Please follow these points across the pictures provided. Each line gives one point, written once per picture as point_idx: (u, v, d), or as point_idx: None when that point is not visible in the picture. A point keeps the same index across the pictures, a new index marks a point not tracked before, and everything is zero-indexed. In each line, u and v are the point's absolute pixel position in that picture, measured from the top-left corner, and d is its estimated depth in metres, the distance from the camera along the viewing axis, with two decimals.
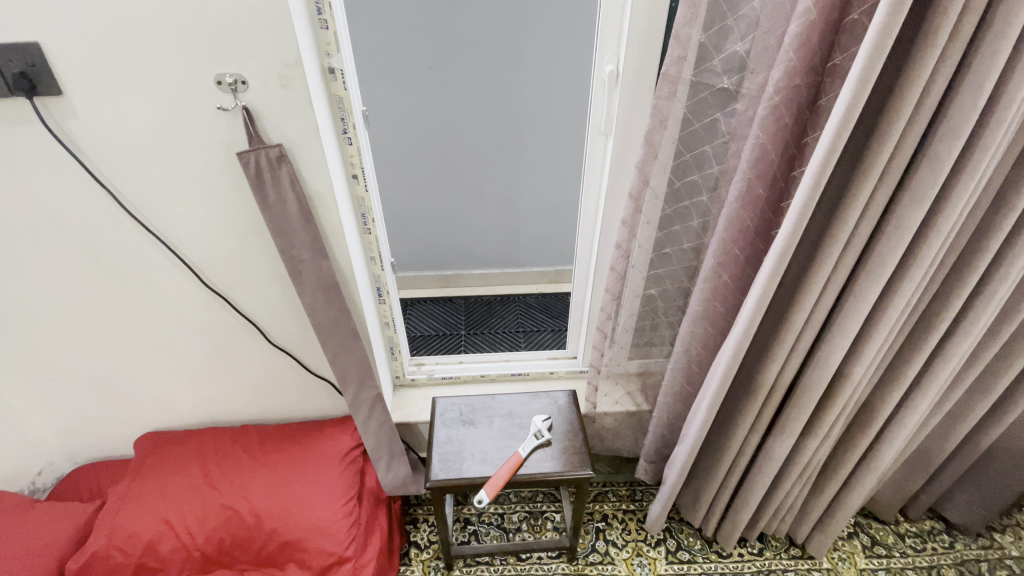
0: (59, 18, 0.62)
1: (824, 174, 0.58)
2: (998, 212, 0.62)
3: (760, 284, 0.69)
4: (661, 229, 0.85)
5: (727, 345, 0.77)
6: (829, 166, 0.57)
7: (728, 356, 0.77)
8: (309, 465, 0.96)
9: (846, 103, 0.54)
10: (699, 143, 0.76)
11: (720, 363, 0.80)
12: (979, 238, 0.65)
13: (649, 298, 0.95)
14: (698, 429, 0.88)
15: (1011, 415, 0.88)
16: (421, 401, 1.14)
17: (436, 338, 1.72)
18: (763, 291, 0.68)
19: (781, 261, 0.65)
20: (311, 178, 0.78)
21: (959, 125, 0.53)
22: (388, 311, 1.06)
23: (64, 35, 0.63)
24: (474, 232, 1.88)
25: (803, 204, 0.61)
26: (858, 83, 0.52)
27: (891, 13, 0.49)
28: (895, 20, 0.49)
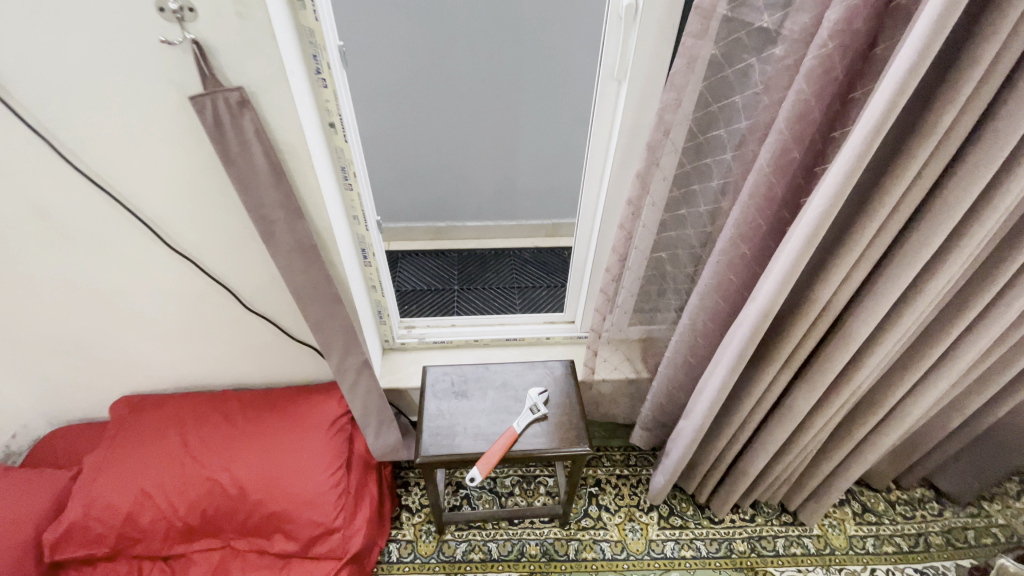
0: None
1: (875, 143, 0.50)
2: None
3: (788, 259, 0.61)
4: (676, 188, 0.77)
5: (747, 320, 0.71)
6: (881, 133, 0.49)
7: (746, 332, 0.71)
8: (294, 435, 0.91)
9: (913, 57, 0.45)
10: (727, 93, 0.66)
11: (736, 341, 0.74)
12: None
13: (656, 263, 0.88)
14: (709, 406, 0.84)
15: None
16: (412, 367, 1.10)
17: (427, 293, 1.66)
18: (792, 266, 0.61)
19: (811, 233, 0.58)
20: (279, 126, 0.68)
21: None
22: (374, 273, 0.98)
23: None
24: (469, 181, 1.77)
25: (848, 171, 0.52)
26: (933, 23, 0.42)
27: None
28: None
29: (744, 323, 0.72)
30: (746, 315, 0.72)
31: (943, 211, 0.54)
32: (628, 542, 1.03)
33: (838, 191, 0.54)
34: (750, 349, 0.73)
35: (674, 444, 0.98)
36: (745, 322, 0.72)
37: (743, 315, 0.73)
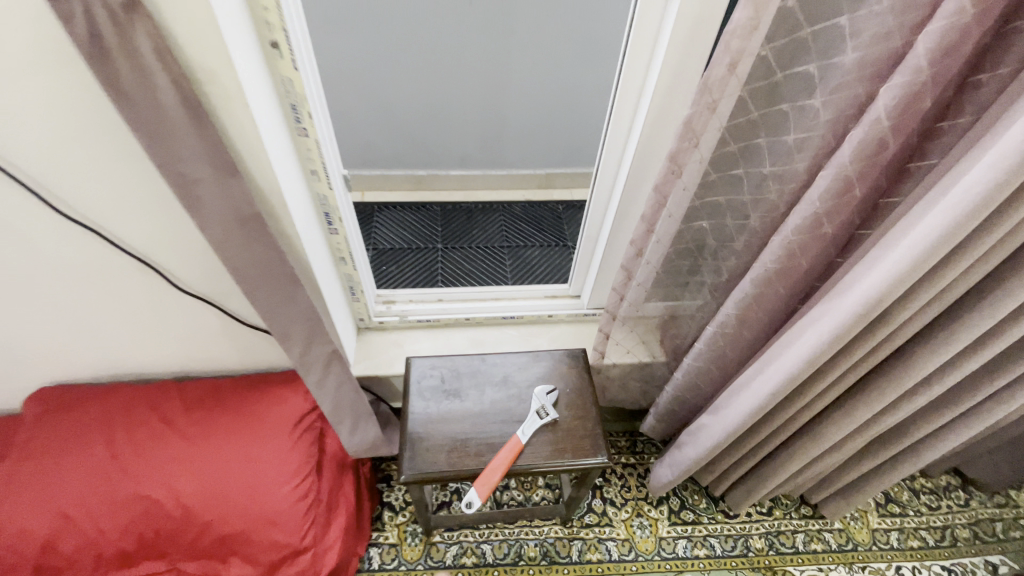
0: None
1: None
2: None
3: (915, 246, 0.42)
4: (730, 141, 0.59)
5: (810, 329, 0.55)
6: None
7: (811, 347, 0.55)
8: (250, 441, 0.76)
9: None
10: (829, 11, 0.47)
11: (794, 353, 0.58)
12: None
13: (694, 233, 0.71)
14: (745, 414, 0.68)
15: None
16: (393, 350, 0.94)
17: (408, 252, 1.47)
18: (923, 256, 0.42)
19: (953, 230, 0.40)
20: (190, 42, 0.47)
21: None
22: (342, 244, 0.78)
23: None
24: (454, 122, 1.56)
25: None
26: None
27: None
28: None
29: (820, 326, 0.53)
30: (820, 313, 0.55)
31: None
32: (636, 541, 0.93)
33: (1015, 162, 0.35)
34: (823, 358, 0.55)
35: (687, 439, 0.84)
36: (824, 319, 0.53)
37: (818, 312, 0.55)
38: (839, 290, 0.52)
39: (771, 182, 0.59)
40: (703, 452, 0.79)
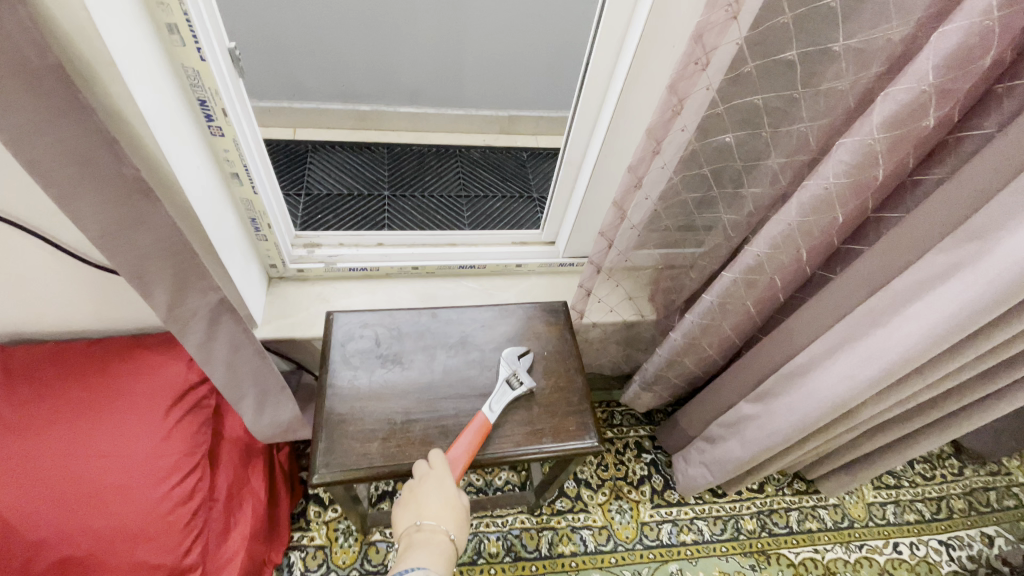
0: None
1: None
2: None
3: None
4: (789, 7, 0.42)
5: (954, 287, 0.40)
6: None
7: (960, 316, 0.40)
8: (112, 430, 0.55)
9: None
10: None
11: (917, 322, 0.43)
12: None
13: (716, 151, 0.54)
14: (830, 404, 0.53)
15: None
16: (317, 306, 0.73)
17: (348, 199, 1.23)
18: None
19: None
20: None
21: None
22: (233, 152, 0.56)
23: None
24: (403, 49, 1.31)
25: None
26: None
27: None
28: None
29: (983, 277, 0.38)
30: (966, 259, 0.39)
31: None
32: (615, 528, 0.80)
33: None
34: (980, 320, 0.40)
35: (730, 434, 0.70)
36: (985, 272, 0.38)
37: (948, 263, 0.40)
38: (1007, 229, 0.36)
39: (840, 63, 0.43)
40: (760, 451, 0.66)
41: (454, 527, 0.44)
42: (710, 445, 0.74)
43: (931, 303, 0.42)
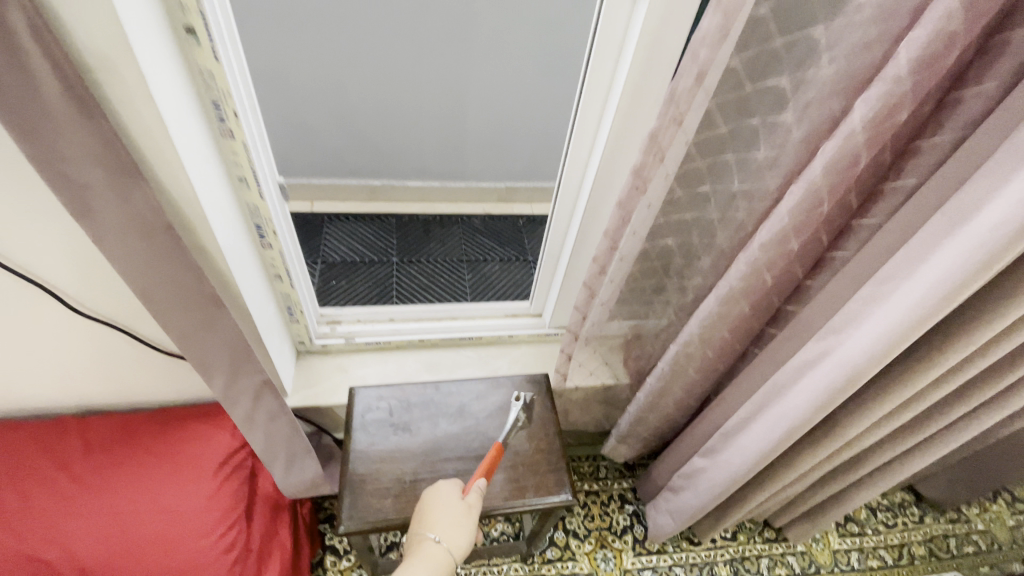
0: None
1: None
2: None
3: (938, 285, 0.40)
4: (699, 155, 0.56)
5: (820, 371, 0.52)
6: None
7: (822, 391, 0.52)
8: (169, 488, 0.67)
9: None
10: (801, 23, 0.44)
11: (801, 394, 0.55)
12: None
13: (660, 252, 0.67)
14: (755, 458, 0.64)
15: None
16: (337, 376, 0.86)
17: (360, 266, 1.37)
18: (950, 294, 0.39)
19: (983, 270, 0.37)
20: (72, 15, 0.38)
21: None
22: (278, 259, 0.70)
23: None
24: (412, 136, 1.52)
25: None
26: None
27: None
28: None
29: (835, 364, 0.50)
30: (825, 349, 0.51)
31: None
32: None
33: None
34: (841, 394, 0.52)
35: (686, 483, 0.80)
36: (837, 361, 0.50)
37: (816, 351, 0.52)
38: (845, 329, 0.49)
39: (739, 199, 0.57)
40: (707, 499, 0.75)
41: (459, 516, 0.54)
42: (671, 494, 0.84)
43: (810, 380, 0.54)
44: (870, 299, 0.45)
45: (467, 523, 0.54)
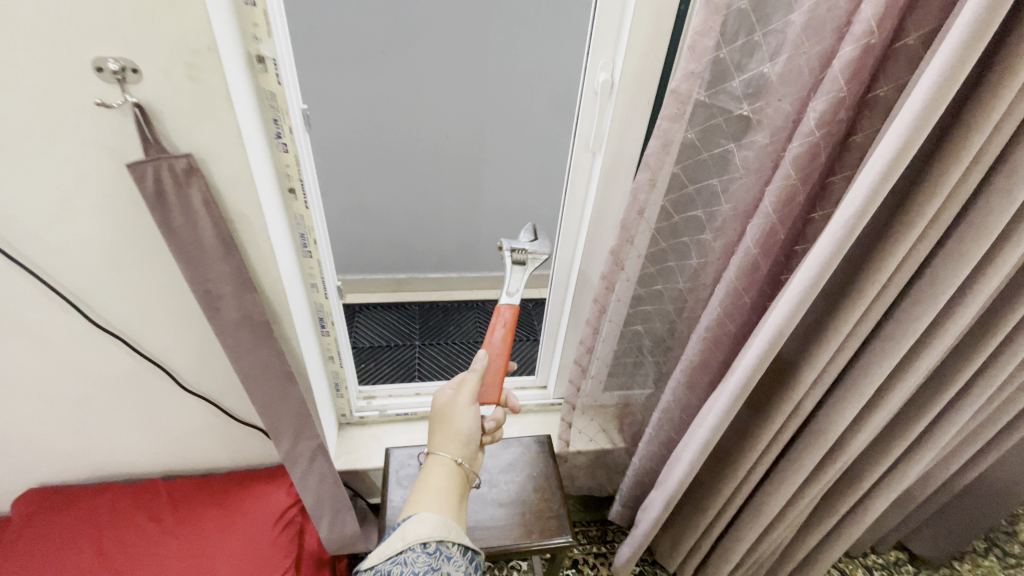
0: None
1: (857, 226, 0.47)
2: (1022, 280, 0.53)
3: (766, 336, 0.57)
4: (650, 263, 0.74)
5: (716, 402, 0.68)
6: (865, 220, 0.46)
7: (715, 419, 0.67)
8: (231, 538, 0.82)
9: (886, 157, 0.43)
10: (704, 175, 0.64)
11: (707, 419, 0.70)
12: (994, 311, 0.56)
13: (632, 335, 0.84)
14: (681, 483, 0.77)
15: (982, 466, 0.83)
16: (372, 444, 1.01)
17: (386, 349, 1.55)
18: (772, 342, 0.56)
19: (784, 328, 0.55)
20: (229, 194, 0.61)
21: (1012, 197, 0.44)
22: (332, 343, 0.91)
23: None
24: (430, 239, 1.74)
25: (828, 254, 0.49)
26: (914, 121, 0.41)
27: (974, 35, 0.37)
28: (971, 51, 0.37)
29: (722, 395, 0.66)
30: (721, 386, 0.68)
31: (930, 296, 0.52)
32: None
33: (817, 274, 0.50)
34: (724, 424, 0.67)
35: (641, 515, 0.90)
36: (722, 394, 0.66)
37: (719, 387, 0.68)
38: (731, 371, 0.65)
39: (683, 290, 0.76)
40: (649, 526, 0.87)
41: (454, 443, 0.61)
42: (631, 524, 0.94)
43: (711, 411, 0.69)
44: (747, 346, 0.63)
45: (457, 432, 0.61)
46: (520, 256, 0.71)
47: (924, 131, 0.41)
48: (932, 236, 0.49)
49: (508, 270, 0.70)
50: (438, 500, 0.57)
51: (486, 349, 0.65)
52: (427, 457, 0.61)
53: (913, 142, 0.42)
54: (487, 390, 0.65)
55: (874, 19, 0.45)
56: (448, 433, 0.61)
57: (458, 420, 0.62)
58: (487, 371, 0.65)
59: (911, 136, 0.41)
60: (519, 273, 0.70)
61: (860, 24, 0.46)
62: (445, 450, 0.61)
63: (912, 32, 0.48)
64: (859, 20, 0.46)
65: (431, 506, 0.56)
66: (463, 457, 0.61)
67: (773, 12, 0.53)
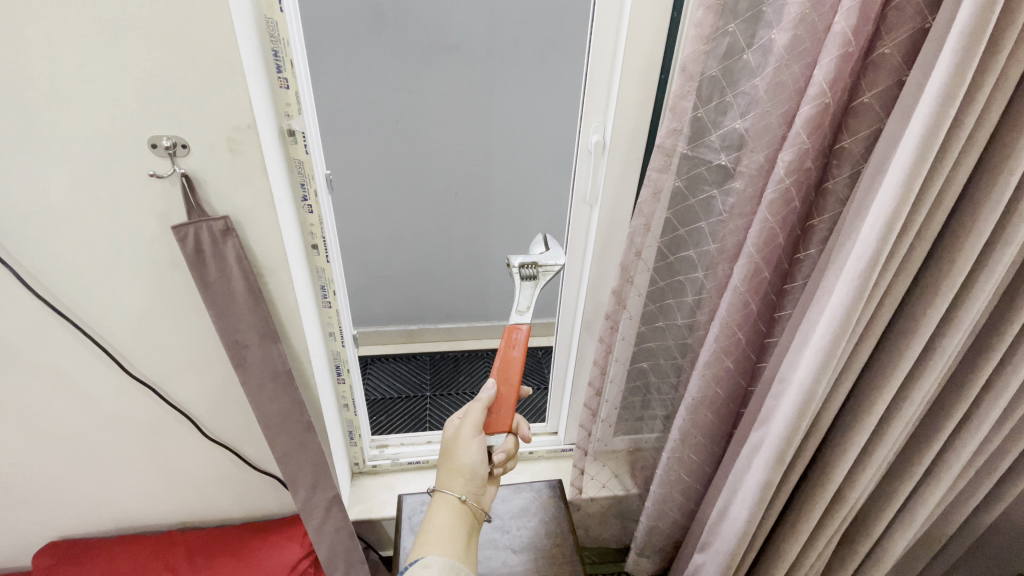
0: None
1: (873, 271, 0.49)
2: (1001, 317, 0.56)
3: (797, 396, 0.58)
4: (650, 301, 0.78)
5: (755, 470, 0.67)
6: (875, 274, 0.49)
7: (757, 486, 0.67)
8: None
9: (888, 209, 0.46)
10: (693, 219, 0.70)
11: (750, 486, 0.68)
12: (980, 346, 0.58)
13: (638, 372, 0.86)
14: (730, 552, 0.75)
15: (994, 514, 0.81)
16: (384, 493, 1.02)
17: (398, 401, 1.53)
18: (806, 401, 0.58)
19: (815, 383, 0.56)
20: (260, 251, 0.67)
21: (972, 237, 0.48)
22: (347, 391, 0.95)
23: None
24: (442, 291, 1.80)
25: (847, 308, 0.51)
26: (908, 172, 0.45)
27: (944, 99, 0.42)
28: (946, 111, 0.42)
29: (761, 459, 0.66)
30: (762, 437, 0.66)
31: (914, 334, 0.54)
32: None
33: (837, 328, 0.53)
34: (776, 476, 0.65)
35: None
36: (766, 444, 0.65)
37: (752, 446, 0.68)
38: (766, 429, 0.66)
39: (678, 330, 0.80)
40: None
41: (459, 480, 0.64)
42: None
43: (750, 475, 0.68)
44: (778, 395, 0.63)
45: (462, 466, 0.64)
46: (529, 270, 0.72)
47: (918, 181, 0.45)
48: (909, 271, 0.52)
49: (518, 285, 0.71)
50: (444, 537, 0.60)
51: (493, 378, 0.67)
52: (434, 493, 0.64)
53: (908, 197, 0.45)
54: (496, 420, 0.67)
55: (825, 83, 0.52)
56: (452, 468, 0.64)
57: (463, 454, 0.64)
58: (494, 401, 0.66)
59: (905, 191, 0.45)
60: (529, 288, 0.71)
61: (815, 86, 0.52)
62: (450, 485, 0.63)
63: (868, 91, 0.54)
64: (814, 84, 0.52)
65: (437, 544, 0.59)
66: (467, 492, 0.63)
67: (741, 77, 0.60)
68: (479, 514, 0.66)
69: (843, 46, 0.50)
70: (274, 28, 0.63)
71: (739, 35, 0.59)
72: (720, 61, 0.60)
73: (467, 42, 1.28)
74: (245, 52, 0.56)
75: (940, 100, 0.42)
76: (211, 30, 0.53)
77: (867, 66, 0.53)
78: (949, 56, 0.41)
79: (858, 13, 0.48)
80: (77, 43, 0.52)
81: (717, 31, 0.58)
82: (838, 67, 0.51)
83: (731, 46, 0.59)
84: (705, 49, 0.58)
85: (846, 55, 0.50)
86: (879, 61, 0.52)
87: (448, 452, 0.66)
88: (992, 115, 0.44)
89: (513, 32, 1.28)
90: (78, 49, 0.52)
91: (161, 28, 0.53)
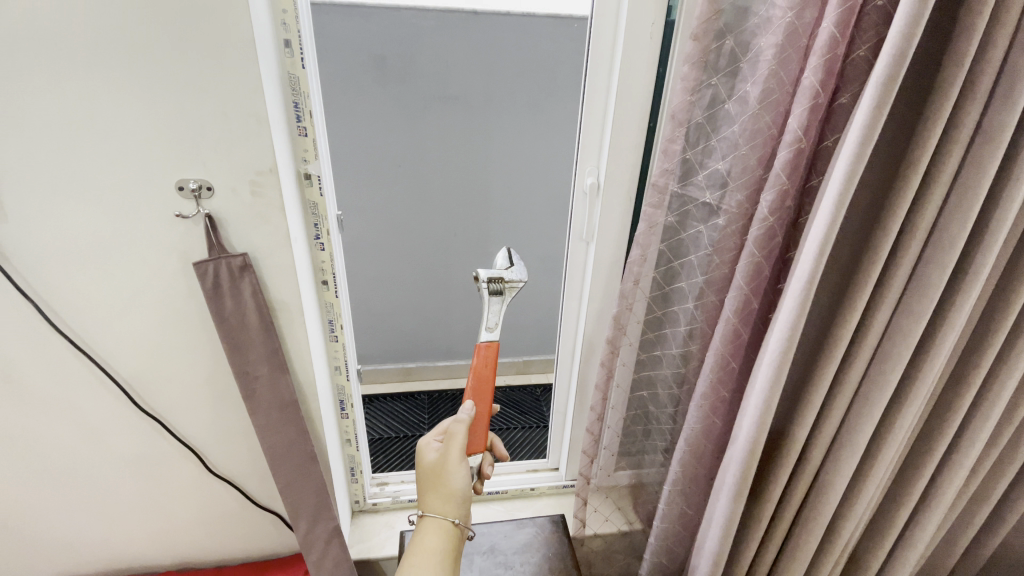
0: (20, 131, 0.57)
1: (811, 291, 0.53)
2: (979, 343, 0.59)
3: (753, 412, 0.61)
4: (648, 329, 0.81)
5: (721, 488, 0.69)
6: (815, 285, 0.53)
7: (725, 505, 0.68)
8: None
9: (824, 224, 0.51)
10: (685, 252, 0.74)
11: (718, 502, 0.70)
12: (961, 373, 0.61)
13: (638, 402, 0.88)
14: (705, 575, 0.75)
15: (994, 542, 0.80)
16: (384, 532, 1.01)
17: (396, 440, 1.49)
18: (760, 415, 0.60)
19: (768, 395, 0.59)
20: (274, 287, 0.71)
21: (942, 267, 0.52)
22: (349, 426, 0.96)
23: (23, 154, 0.59)
24: (441, 328, 1.83)
25: (794, 316, 0.55)
26: (836, 201, 0.49)
27: (864, 139, 0.47)
28: (864, 150, 0.48)
29: (727, 477, 0.67)
30: (728, 456, 0.69)
31: (895, 361, 0.57)
32: None
33: (788, 337, 0.56)
34: (742, 496, 0.66)
35: None
36: (731, 464, 0.66)
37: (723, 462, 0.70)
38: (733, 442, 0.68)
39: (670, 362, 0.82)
40: None
41: (455, 511, 0.64)
42: None
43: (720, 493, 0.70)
44: (741, 413, 0.66)
45: (455, 493, 0.64)
46: (495, 285, 0.68)
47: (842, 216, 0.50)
48: (887, 300, 0.55)
49: (485, 302, 0.68)
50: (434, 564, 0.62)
51: (470, 399, 0.68)
52: (423, 518, 0.65)
53: (836, 225, 0.50)
54: (471, 441, 0.68)
55: (799, 130, 0.57)
56: (445, 495, 0.64)
57: (454, 479, 0.65)
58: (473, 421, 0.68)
59: (834, 221, 0.50)
60: (496, 305, 0.68)
61: (790, 133, 0.57)
62: (444, 512, 0.64)
63: (832, 136, 0.59)
64: (789, 131, 0.57)
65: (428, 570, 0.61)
66: (459, 516, 0.64)
67: (721, 123, 0.66)
68: (466, 535, 0.67)
69: (813, 97, 0.55)
70: (296, 82, 0.69)
71: (720, 87, 0.65)
72: (705, 110, 0.66)
73: (466, 92, 1.36)
74: (270, 103, 0.62)
75: (860, 142, 0.47)
76: (243, 89, 0.59)
77: (831, 114, 0.59)
78: (866, 104, 0.47)
79: (823, 69, 0.54)
80: (120, 97, 0.57)
81: (702, 84, 0.64)
82: (810, 116, 0.56)
83: (714, 98, 0.65)
84: (692, 99, 0.64)
85: (815, 105, 0.56)
86: (840, 110, 0.58)
87: (434, 481, 0.65)
88: (949, 159, 0.49)
89: (509, 84, 1.36)
90: (123, 103, 0.58)
91: (196, 85, 0.58)
